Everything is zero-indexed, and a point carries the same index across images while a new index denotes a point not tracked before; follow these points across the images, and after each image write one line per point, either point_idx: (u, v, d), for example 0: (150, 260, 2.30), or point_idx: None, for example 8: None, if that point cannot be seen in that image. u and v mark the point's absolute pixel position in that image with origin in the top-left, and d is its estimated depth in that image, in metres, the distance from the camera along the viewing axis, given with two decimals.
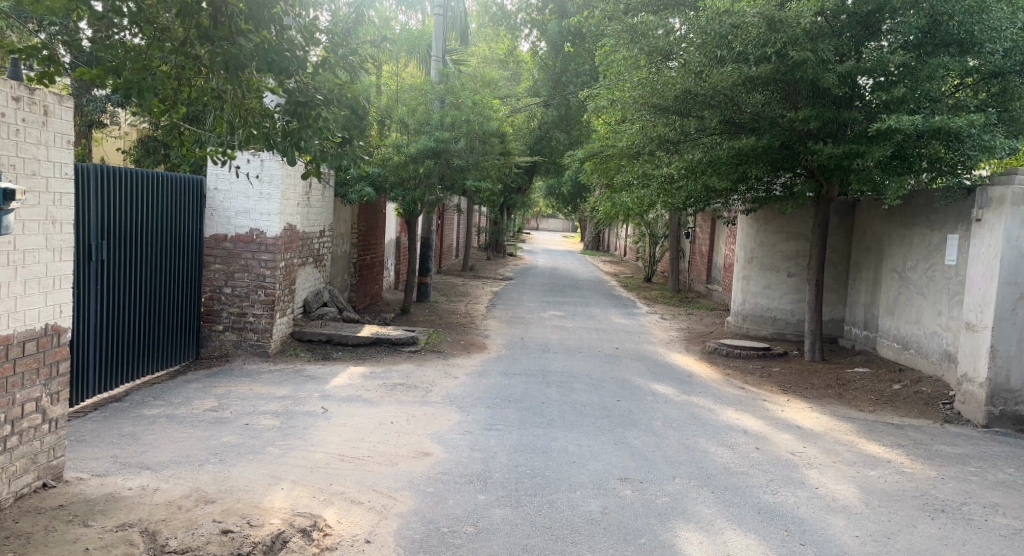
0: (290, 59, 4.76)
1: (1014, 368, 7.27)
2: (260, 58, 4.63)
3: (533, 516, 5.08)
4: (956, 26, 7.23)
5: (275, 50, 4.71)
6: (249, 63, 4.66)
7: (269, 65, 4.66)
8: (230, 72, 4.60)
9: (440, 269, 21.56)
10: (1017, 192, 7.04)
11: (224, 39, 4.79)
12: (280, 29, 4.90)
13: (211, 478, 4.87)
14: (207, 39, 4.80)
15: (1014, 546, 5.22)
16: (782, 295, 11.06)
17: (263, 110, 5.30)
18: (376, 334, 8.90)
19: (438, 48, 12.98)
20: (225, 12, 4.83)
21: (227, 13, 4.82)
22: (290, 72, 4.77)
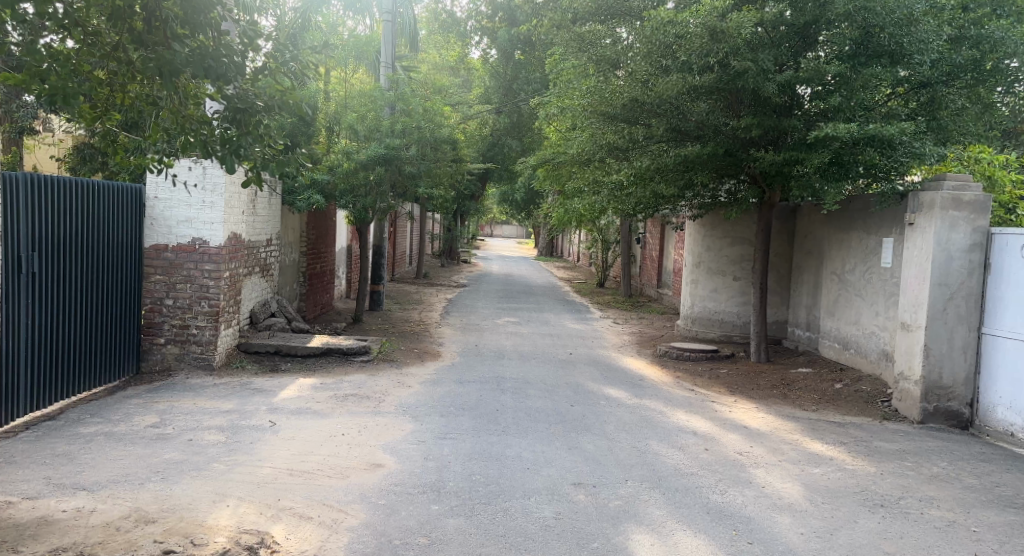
0: (227, 66, 4.84)
1: (946, 366, 7.68)
2: (195, 64, 4.71)
3: (487, 525, 5.31)
4: (887, 38, 8.15)
5: (213, 55, 4.79)
6: (185, 69, 4.72)
7: (205, 71, 4.73)
8: (165, 78, 4.66)
9: (394, 277, 22.21)
10: (946, 196, 7.61)
11: (160, 43, 4.93)
12: (217, 33, 4.93)
13: (152, 498, 5.36)
14: (141, 44, 4.94)
15: (949, 537, 5.33)
16: (728, 299, 12.34)
17: (200, 116, 5.39)
18: (327, 345, 9.68)
19: (387, 54, 13.76)
20: (161, 17, 4.91)
21: (163, 17, 4.89)
22: (228, 79, 4.85)
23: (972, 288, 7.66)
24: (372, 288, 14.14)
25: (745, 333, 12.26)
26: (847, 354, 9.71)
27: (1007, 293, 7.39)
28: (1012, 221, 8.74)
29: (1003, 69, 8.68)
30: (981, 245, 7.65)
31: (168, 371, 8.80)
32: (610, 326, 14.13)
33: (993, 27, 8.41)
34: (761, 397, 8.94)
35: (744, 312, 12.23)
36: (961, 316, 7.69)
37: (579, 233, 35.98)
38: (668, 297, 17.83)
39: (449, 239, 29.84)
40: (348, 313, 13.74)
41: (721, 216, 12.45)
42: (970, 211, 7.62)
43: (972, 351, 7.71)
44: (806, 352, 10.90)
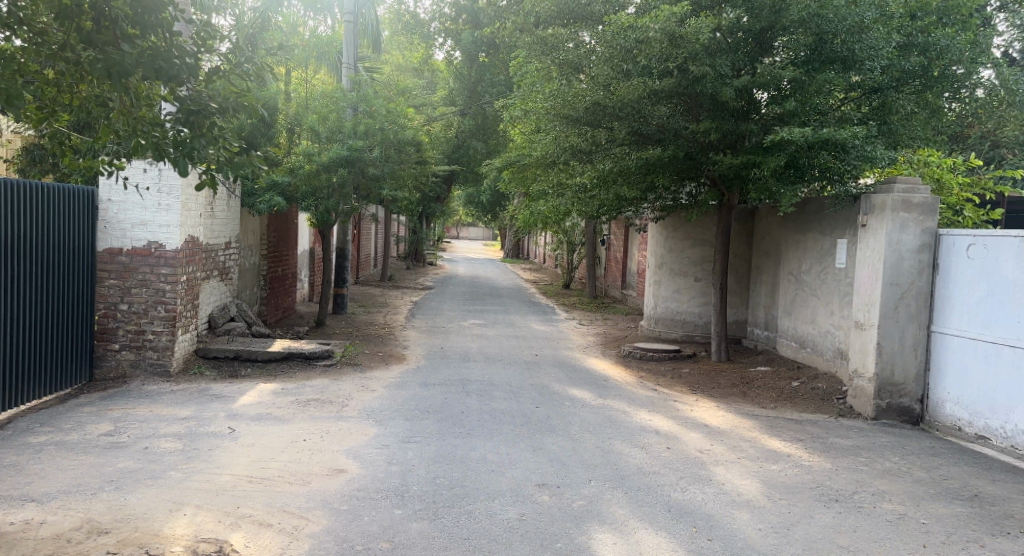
0: (179, 67, 4.75)
1: (897, 363, 7.92)
2: (146, 64, 4.59)
3: (450, 528, 5.30)
4: (840, 44, 8.37)
5: (163, 56, 4.68)
6: (135, 71, 4.60)
7: (156, 71, 4.62)
8: (113, 79, 4.54)
9: (359, 280, 22.07)
10: (896, 198, 7.85)
11: (109, 44, 4.78)
12: (169, 34, 4.82)
13: (105, 508, 5.24)
14: (89, 44, 4.79)
15: (898, 529, 5.49)
16: (689, 299, 12.53)
17: (152, 118, 5.26)
18: (288, 350, 9.56)
19: (350, 55, 13.64)
20: (109, 16, 4.78)
21: (112, 16, 4.76)
22: (180, 80, 4.74)
23: (922, 288, 7.92)
24: (335, 292, 13.98)
25: (706, 333, 12.46)
26: (803, 352, 9.95)
27: (954, 292, 7.67)
28: (960, 221, 9.11)
29: (950, 75, 9.02)
30: (930, 245, 7.91)
31: (122, 378, 8.59)
32: (574, 327, 14.22)
33: (939, 35, 8.75)
34: (721, 396, 9.09)
35: (705, 312, 12.43)
36: (911, 314, 7.94)
37: (544, 235, 36.11)
38: (632, 298, 18.02)
39: (415, 241, 29.73)
40: (310, 317, 13.58)
41: (682, 218, 12.64)
42: (919, 213, 7.88)
43: (922, 348, 7.98)
44: (764, 351, 11.12)
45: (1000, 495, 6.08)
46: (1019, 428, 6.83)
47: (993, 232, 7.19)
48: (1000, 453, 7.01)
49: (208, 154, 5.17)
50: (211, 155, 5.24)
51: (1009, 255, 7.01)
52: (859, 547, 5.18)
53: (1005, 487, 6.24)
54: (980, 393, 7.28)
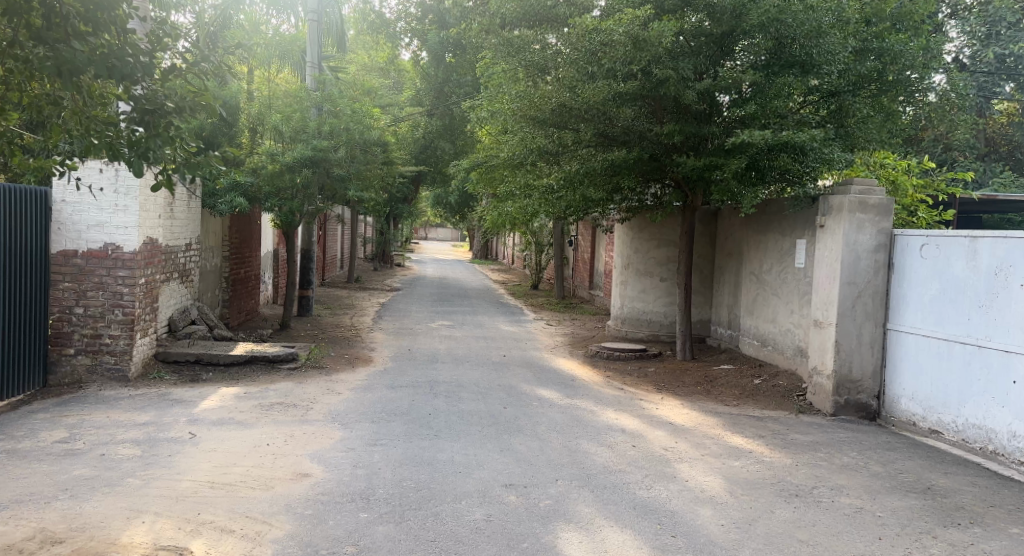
0: (133, 65, 4.57)
1: (855, 360, 8.13)
2: (98, 63, 4.44)
3: (416, 530, 5.28)
4: (798, 48, 8.55)
5: (116, 55, 4.55)
6: (87, 69, 4.46)
7: (109, 70, 4.47)
8: (64, 78, 4.41)
9: (325, 282, 21.85)
10: (853, 200, 8.06)
11: (60, 42, 4.62)
12: (123, 32, 4.68)
13: (59, 517, 5.11)
14: (40, 41, 4.63)
15: (855, 522, 5.61)
16: (655, 299, 12.66)
17: (106, 117, 5.13)
18: (251, 353, 9.42)
19: (313, 53, 13.53)
20: (60, 13, 4.62)
21: (63, 13, 4.61)
22: (134, 80, 4.62)
23: (877, 287, 8.14)
24: (300, 293, 13.81)
25: (671, 332, 12.61)
26: (765, 350, 10.15)
27: (908, 291, 7.90)
28: (914, 222, 9.37)
29: (903, 79, 9.27)
30: (885, 246, 8.14)
31: (78, 383, 8.37)
32: (542, 328, 14.27)
33: (893, 41, 8.99)
34: (685, 394, 9.22)
35: (670, 312, 12.58)
36: (867, 313, 8.16)
37: (512, 235, 36.11)
38: (600, 298, 18.14)
39: (382, 242, 29.56)
40: (274, 319, 13.40)
41: (647, 219, 12.78)
42: (875, 214, 8.10)
43: (878, 346, 8.20)
44: (727, 349, 11.30)
45: (951, 487, 6.26)
46: (970, 422, 7.06)
47: (945, 233, 7.43)
48: (952, 446, 7.23)
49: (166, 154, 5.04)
50: (167, 155, 5.14)
51: (960, 254, 7.25)
52: (818, 541, 5.29)
53: (956, 480, 6.44)
54: (933, 388, 7.50)
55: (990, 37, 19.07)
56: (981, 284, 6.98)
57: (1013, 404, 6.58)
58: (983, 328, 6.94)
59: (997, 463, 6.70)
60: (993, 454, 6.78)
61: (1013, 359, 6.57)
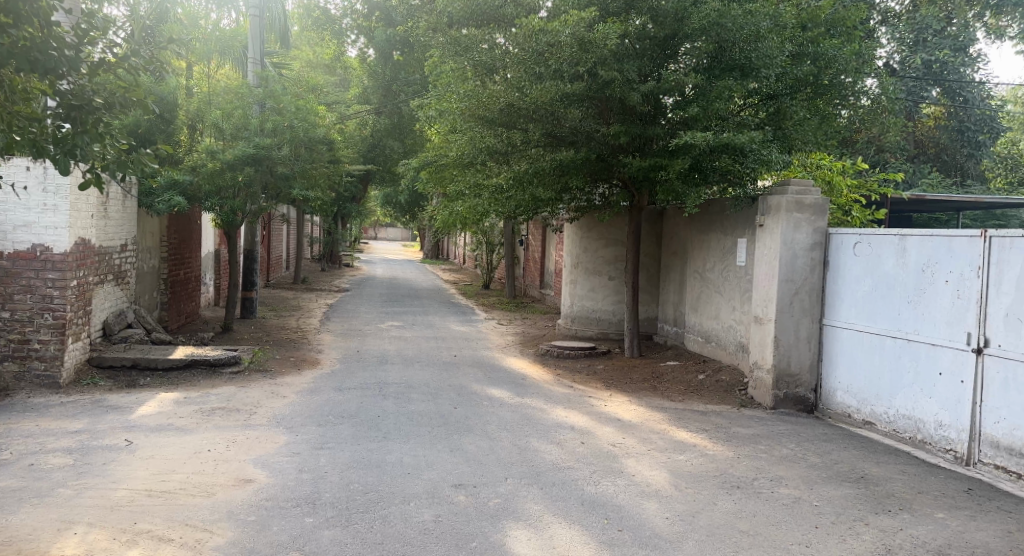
0: (57, 59, 4.43)
1: (793, 355, 8.39)
2: (19, 56, 4.26)
3: (364, 534, 5.22)
4: (737, 52, 8.75)
5: (39, 48, 4.36)
6: (8, 62, 4.26)
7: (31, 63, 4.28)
8: None
9: (270, 282, 21.44)
10: (790, 200, 8.32)
11: None
12: (47, 23, 4.49)
13: None
14: None
15: (793, 512, 5.79)
16: (604, 298, 12.81)
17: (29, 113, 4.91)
18: (192, 357, 9.15)
19: (255, 49, 13.24)
20: None
21: None
22: (58, 74, 4.43)
23: (814, 284, 8.43)
24: (244, 295, 13.48)
25: (619, 330, 12.77)
26: (709, 347, 10.38)
27: (842, 288, 8.19)
28: (848, 221, 9.73)
29: (838, 83, 9.61)
30: (821, 244, 8.43)
31: (4, 391, 8.00)
32: (492, 327, 14.28)
33: (827, 46, 9.31)
34: (633, 390, 9.36)
35: (618, 310, 12.75)
36: (804, 309, 8.43)
37: (465, 235, 35.94)
38: (551, 297, 18.24)
39: (330, 242, 29.16)
40: (216, 321, 13.04)
41: (594, 219, 12.92)
42: (811, 214, 8.38)
43: (815, 341, 8.48)
44: (674, 346, 11.51)
45: (883, 476, 6.52)
46: (900, 412, 7.37)
47: (876, 232, 7.73)
48: (884, 437, 7.54)
49: (93, 150, 4.87)
50: (97, 152, 4.95)
51: (890, 252, 7.55)
52: (759, 531, 5.43)
53: (887, 468, 6.71)
54: (866, 381, 7.81)
55: (918, 44, 19.92)
56: (910, 281, 7.29)
57: (939, 395, 6.90)
58: (912, 323, 7.24)
59: (925, 452, 7.02)
60: (921, 443, 7.10)
61: (939, 352, 6.89)
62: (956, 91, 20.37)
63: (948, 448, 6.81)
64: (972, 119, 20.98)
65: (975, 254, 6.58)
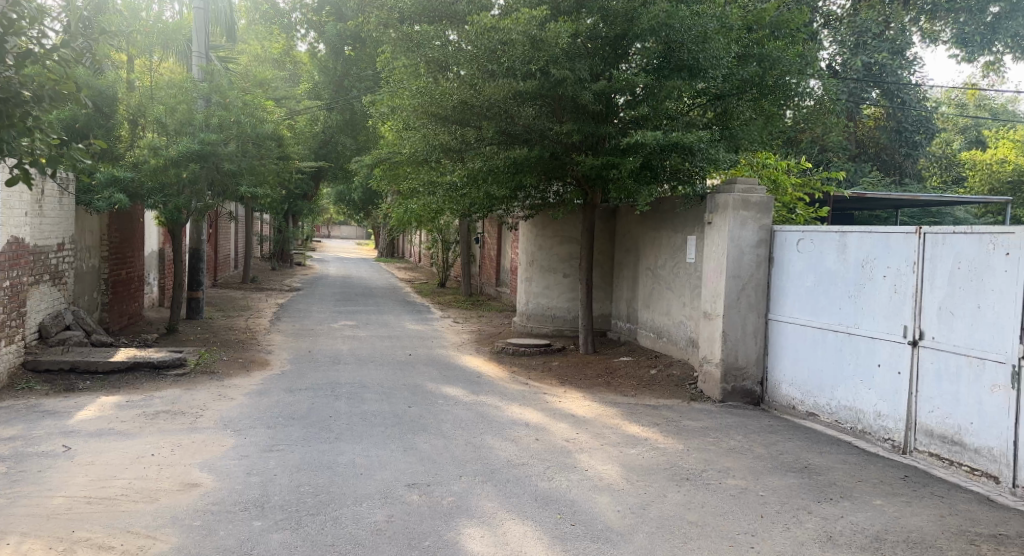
0: None
1: (741, 349, 8.59)
2: None
3: (314, 536, 5.13)
4: (686, 53, 8.88)
5: None
6: None
7: None
8: None
9: (217, 282, 20.96)
10: (736, 198, 8.51)
11: None
12: None
13: None
14: None
15: (740, 502, 5.92)
16: (559, 295, 12.88)
17: None
18: (134, 359, 8.88)
19: (200, 43, 12.92)
20: None
21: None
22: None
23: (759, 280, 8.64)
24: (190, 295, 13.13)
25: (574, 327, 12.86)
26: (661, 342, 10.55)
27: (787, 283, 8.42)
28: (793, 218, 9.98)
29: (783, 84, 9.76)
30: (767, 241, 8.65)
31: None
32: (448, 325, 14.22)
33: (772, 47, 9.51)
34: (587, 386, 9.45)
35: (573, 307, 12.84)
36: (751, 304, 8.64)
37: (420, 233, 35.71)
38: (506, 295, 18.34)
39: (281, 241, 28.68)
40: (161, 322, 12.67)
41: (548, 217, 12.98)
42: (757, 211, 8.58)
43: (761, 335, 8.70)
44: (626, 342, 11.66)
45: (825, 465, 6.72)
46: (842, 404, 7.61)
47: (819, 229, 7.97)
48: (827, 427, 7.77)
49: (22, 145, 4.67)
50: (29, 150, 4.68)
51: (832, 249, 7.79)
52: (707, 521, 5.54)
53: (830, 458, 6.92)
54: (810, 374, 8.04)
55: (858, 47, 20.45)
56: (850, 276, 7.53)
57: (878, 386, 7.15)
58: (852, 317, 7.48)
59: (866, 441, 7.26)
60: (862, 433, 7.34)
61: (878, 345, 7.14)
62: (894, 93, 20.98)
63: (886, 438, 7.06)
64: (909, 120, 21.79)
65: (911, 249, 6.84)
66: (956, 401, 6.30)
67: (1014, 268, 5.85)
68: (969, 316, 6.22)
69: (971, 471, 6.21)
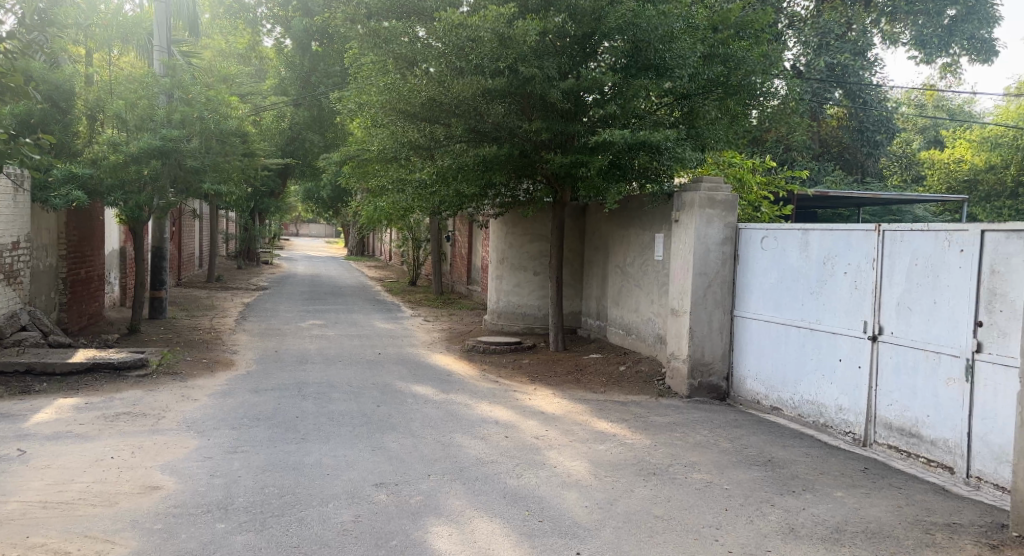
0: None
1: (707, 345, 8.71)
2: None
3: (279, 538, 5.06)
4: (653, 52, 8.96)
5: None
6: None
7: None
8: None
9: (180, 280, 20.57)
10: (702, 197, 8.62)
11: None
12: None
13: None
14: None
15: (705, 495, 5.99)
16: (529, 293, 12.91)
17: None
18: (94, 360, 8.68)
19: (161, 37, 12.66)
20: None
21: None
22: None
23: (725, 277, 8.75)
24: (152, 295, 12.84)
25: (545, 325, 12.89)
26: (629, 339, 10.64)
27: (751, 280, 8.55)
28: (758, 216, 10.15)
29: (748, 84, 9.87)
30: (732, 239, 8.77)
31: None
32: (418, 324, 14.16)
33: (737, 47, 9.64)
34: (557, 383, 9.48)
35: (543, 305, 12.87)
36: (717, 301, 8.75)
37: (389, 231, 35.49)
38: (477, 292, 18.30)
39: (248, 239, 28.29)
40: (122, 322, 12.37)
41: (518, 215, 12.99)
42: (722, 209, 8.69)
43: (726, 331, 8.82)
44: (597, 339, 11.72)
45: (788, 458, 6.84)
46: (804, 398, 7.76)
47: (782, 226, 8.11)
48: (790, 422, 7.91)
49: None
50: None
51: (795, 246, 7.93)
52: (673, 515, 5.60)
53: (792, 451, 7.04)
54: (774, 369, 8.18)
55: (822, 48, 20.79)
56: (813, 273, 7.67)
57: (839, 380, 7.30)
58: (814, 313, 7.63)
59: (828, 435, 7.41)
60: (824, 426, 7.49)
61: (840, 340, 7.29)
62: (856, 93, 21.39)
63: (847, 431, 7.21)
64: (870, 120, 22.25)
65: (870, 247, 6.99)
66: (914, 394, 6.47)
67: (968, 264, 6.02)
68: (926, 312, 6.39)
69: (928, 462, 6.37)
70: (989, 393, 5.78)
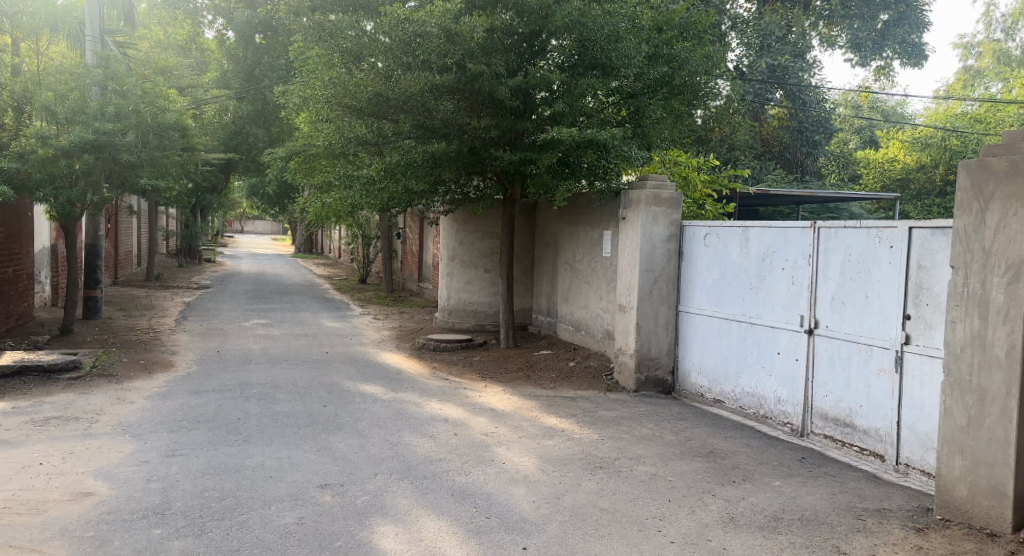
0: None
1: (653, 340, 8.82)
2: None
3: (219, 542, 4.93)
4: (599, 51, 9.02)
5: None
6: None
7: None
8: None
9: (117, 279, 19.96)
10: (648, 194, 8.72)
11: None
12: None
13: None
14: None
15: (650, 488, 6.05)
16: (480, 290, 12.89)
17: None
18: (22, 363, 8.37)
19: (94, 27, 12.25)
20: None
21: None
22: None
23: (670, 274, 8.88)
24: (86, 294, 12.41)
25: (496, 322, 12.89)
26: (579, 335, 10.71)
27: (695, 275, 8.68)
28: (702, 214, 10.36)
29: (691, 85, 10.04)
30: (677, 235, 8.90)
31: None
32: (368, 322, 13.99)
33: (680, 47, 9.81)
34: (506, 380, 9.48)
35: (494, 302, 12.87)
36: (662, 297, 8.87)
37: (337, 228, 35.05)
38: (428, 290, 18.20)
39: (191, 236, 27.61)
40: (54, 323, 11.92)
41: (468, 212, 12.97)
42: (667, 207, 8.82)
43: (671, 327, 8.95)
44: (546, 335, 11.77)
45: (730, 450, 6.97)
46: (745, 390, 7.91)
47: (724, 224, 8.25)
48: (732, 414, 8.06)
49: None
50: None
51: (735, 243, 8.08)
52: (617, 508, 5.64)
53: (735, 443, 7.17)
54: (716, 362, 8.32)
55: (764, 49, 21.16)
56: (753, 269, 7.83)
57: (778, 373, 7.47)
58: (754, 308, 7.79)
59: (767, 426, 7.57)
60: (764, 418, 7.65)
61: (779, 334, 7.45)
62: (796, 94, 21.99)
63: (785, 422, 7.38)
64: (809, 120, 22.91)
65: (807, 243, 7.17)
66: (848, 385, 6.66)
67: (897, 260, 6.22)
68: (860, 306, 6.58)
69: (861, 451, 6.56)
70: (917, 384, 5.97)
